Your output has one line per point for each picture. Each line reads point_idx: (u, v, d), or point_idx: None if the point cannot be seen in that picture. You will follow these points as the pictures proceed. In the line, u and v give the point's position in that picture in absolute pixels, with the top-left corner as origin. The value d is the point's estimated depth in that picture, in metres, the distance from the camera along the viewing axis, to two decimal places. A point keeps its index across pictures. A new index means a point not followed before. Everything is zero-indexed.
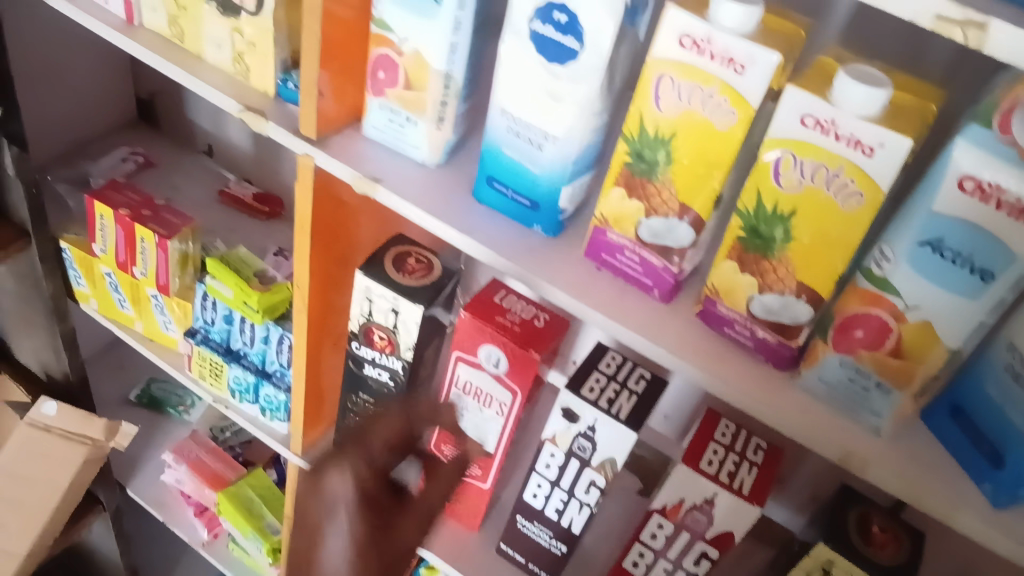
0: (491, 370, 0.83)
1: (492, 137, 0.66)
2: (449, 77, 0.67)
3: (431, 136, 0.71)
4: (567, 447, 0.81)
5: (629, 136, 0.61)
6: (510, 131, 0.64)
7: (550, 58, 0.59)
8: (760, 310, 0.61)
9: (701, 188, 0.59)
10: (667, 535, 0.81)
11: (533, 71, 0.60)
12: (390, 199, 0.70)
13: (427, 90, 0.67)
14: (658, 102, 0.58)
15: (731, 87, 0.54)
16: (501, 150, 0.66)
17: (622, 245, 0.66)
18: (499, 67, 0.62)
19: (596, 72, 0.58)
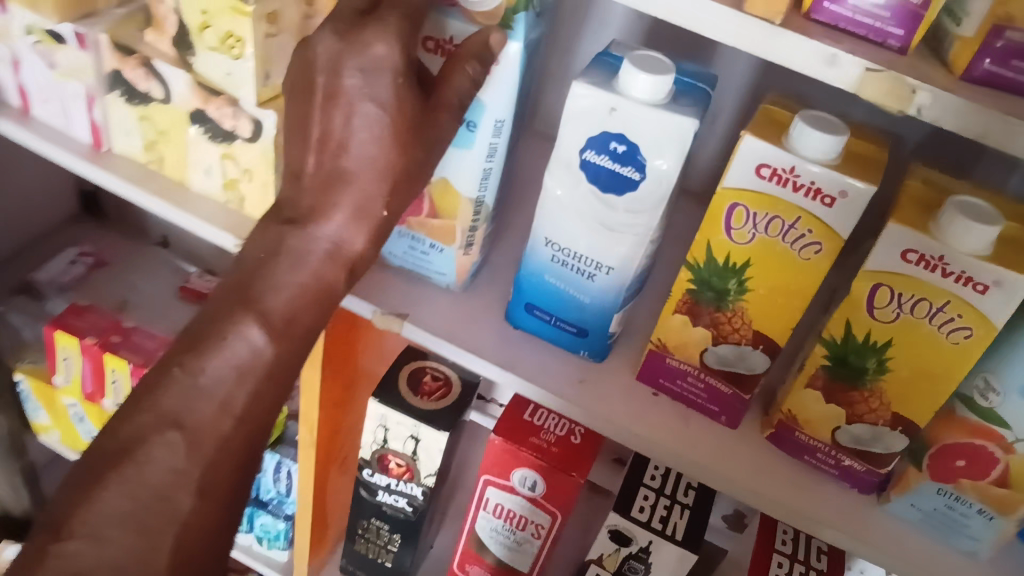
0: (526, 492, 0.77)
1: (534, 265, 0.60)
2: (481, 203, 0.61)
3: (458, 262, 0.64)
4: (615, 568, 0.76)
5: (693, 263, 0.55)
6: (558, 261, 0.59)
7: (604, 188, 0.54)
8: (848, 440, 0.57)
9: (780, 317, 0.54)
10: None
11: (585, 202, 0.55)
12: (418, 334, 0.63)
13: (457, 218, 0.61)
14: (730, 232, 0.53)
15: (817, 218, 0.50)
16: (544, 277, 0.61)
17: (683, 371, 0.61)
18: (546, 196, 0.57)
19: (659, 203, 0.53)
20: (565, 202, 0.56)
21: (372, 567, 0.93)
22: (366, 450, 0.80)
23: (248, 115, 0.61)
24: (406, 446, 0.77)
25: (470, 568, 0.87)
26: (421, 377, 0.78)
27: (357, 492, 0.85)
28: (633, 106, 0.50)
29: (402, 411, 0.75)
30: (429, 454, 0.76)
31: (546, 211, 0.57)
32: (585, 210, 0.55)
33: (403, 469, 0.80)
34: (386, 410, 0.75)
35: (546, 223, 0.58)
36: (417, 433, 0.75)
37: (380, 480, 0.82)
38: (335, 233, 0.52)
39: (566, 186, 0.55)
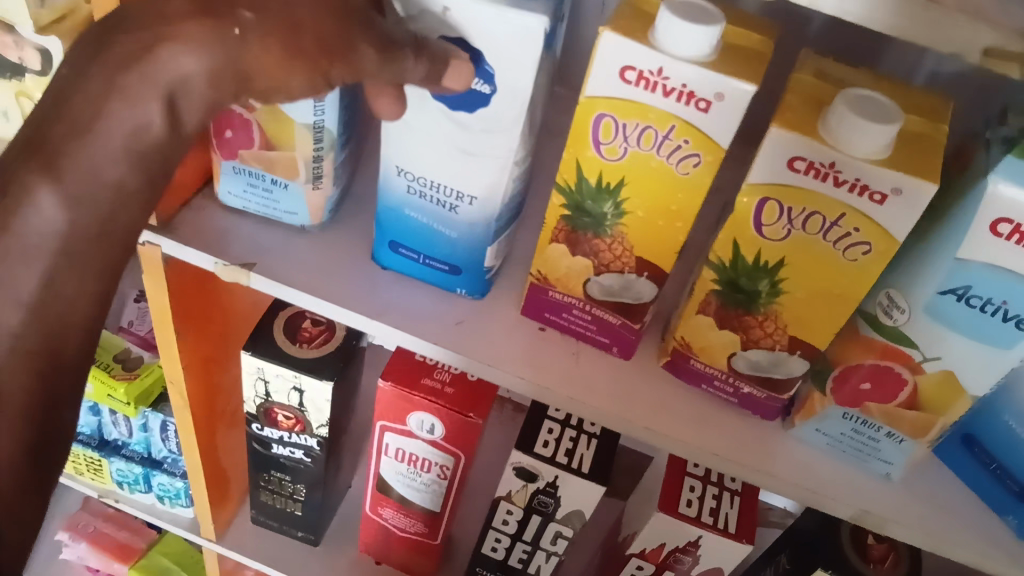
0: (425, 436, 0.71)
1: (391, 198, 0.53)
2: (321, 130, 0.52)
3: (310, 199, 0.56)
4: (526, 504, 0.72)
5: (564, 186, 0.48)
6: (415, 193, 0.51)
7: (453, 105, 0.46)
8: (745, 367, 0.52)
9: (664, 242, 0.48)
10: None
11: (434, 123, 0.48)
12: (271, 286, 0.55)
13: (296, 149, 0.53)
14: (599, 147, 0.45)
15: (695, 127, 0.43)
16: (404, 212, 0.53)
17: (568, 304, 0.54)
18: (390, 118, 0.49)
19: (515, 119, 0.46)
20: (412, 124, 0.48)
21: (283, 516, 0.88)
22: (250, 404, 0.73)
23: (31, 43, 0.51)
24: (291, 398, 0.71)
25: (380, 511, 0.83)
26: (299, 324, 0.71)
27: (250, 446, 0.79)
28: (468, 4, 0.42)
29: (280, 362, 0.68)
30: (316, 405, 0.70)
31: (394, 135, 0.49)
32: (436, 132, 0.48)
33: (293, 421, 0.73)
34: (262, 364, 0.68)
35: (396, 150, 0.50)
36: (300, 384, 0.69)
37: (271, 434, 0.76)
38: (179, 77, 0.39)
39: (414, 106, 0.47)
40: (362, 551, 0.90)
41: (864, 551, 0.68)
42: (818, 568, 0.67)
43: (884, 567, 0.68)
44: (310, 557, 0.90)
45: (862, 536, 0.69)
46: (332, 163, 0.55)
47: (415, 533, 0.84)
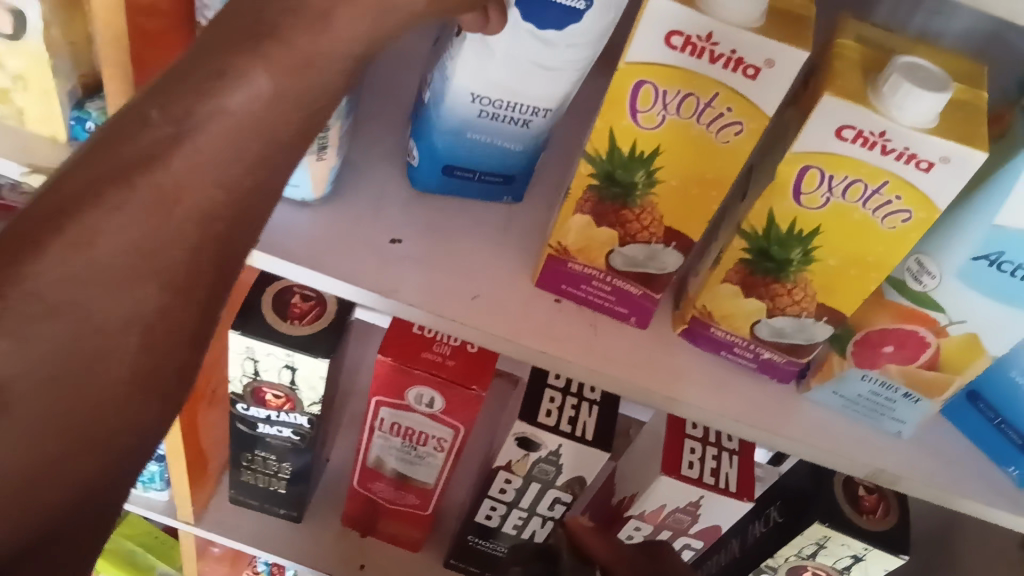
0: (424, 410, 0.70)
1: (452, 123, 0.54)
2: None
3: (314, 169, 0.53)
4: (526, 472, 0.72)
5: (594, 155, 0.46)
6: (485, 116, 0.52)
7: (542, 24, 0.47)
8: (767, 333, 0.52)
9: (696, 211, 0.47)
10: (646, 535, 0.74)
11: (520, 43, 0.48)
12: (275, 264, 0.52)
13: None
14: (636, 115, 0.44)
15: (739, 92, 0.42)
16: (467, 135, 0.54)
17: (587, 275, 0.53)
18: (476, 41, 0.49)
19: (601, 30, 0.48)
20: (495, 50, 0.49)
21: (265, 494, 0.85)
22: (236, 383, 0.70)
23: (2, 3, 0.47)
24: (282, 377, 0.68)
25: (370, 484, 0.81)
26: (288, 300, 0.68)
27: (234, 427, 0.75)
28: None
29: (271, 340, 0.65)
30: (310, 383, 0.68)
31: (471, 61, 0.50)
32: (521, 55, 0.49)
33: (283, 400, 0.71)
34: (253, 342, 0.65)
35: (472, 75, 0.51)
36: (292, 362, 0.66)
37: (257, 414, 0.73)
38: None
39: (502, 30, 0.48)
40: (348, 524, 0.89)
41: (857, 504, 0.70)
42: (815, 522, 0.68)
43: (876, 517, 0.70)
44: (294, 534, 0.88)
45: (854, 488, 0.71)
46: (338, 131, 0.52)
47: (405, 504, 0.83)
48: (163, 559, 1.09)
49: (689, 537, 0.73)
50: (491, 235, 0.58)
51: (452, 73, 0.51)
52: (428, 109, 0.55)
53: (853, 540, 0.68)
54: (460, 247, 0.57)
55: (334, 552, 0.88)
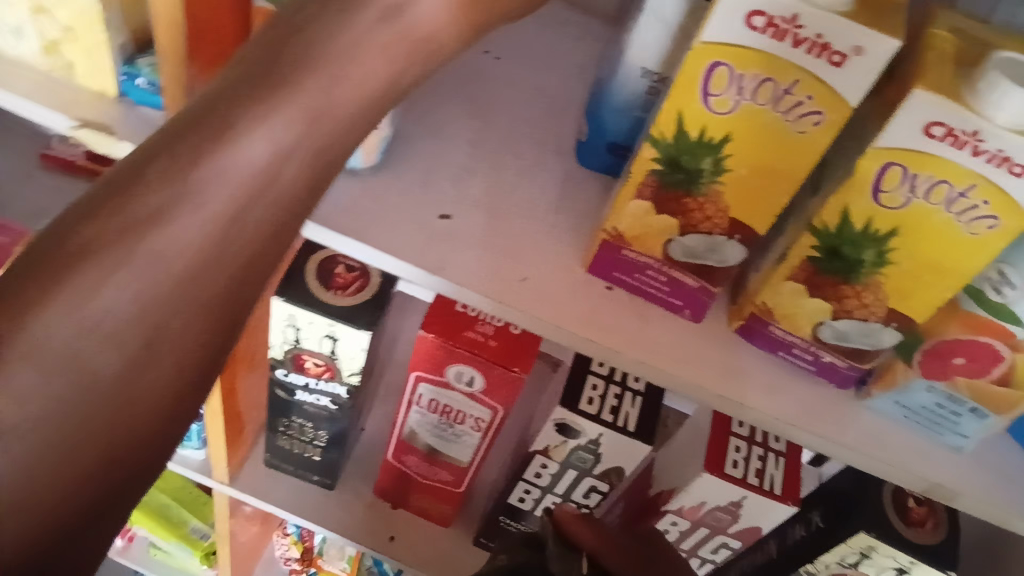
0: (463, 389, 0.69)
1: (622, 96, 0.53)
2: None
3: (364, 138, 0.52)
4: (563, 459, 0.70)
5: (658, 138, 0.44)
6: (657, 91, 0.52)
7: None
8: (830, 336, 0.49)
9: (765, 204, 0.45)
10: (682, 530, 0.72)
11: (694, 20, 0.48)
12: (322, 234, 0.52)
13: None
14: (707, 98, 0.41)
15: (821, 80, 0.39)
16: (634, 110, 0.54)
17: (642, 264, 0.51)
18: (651, 15, 0.49)
19: None
20: (672, 21, 0.48)
21: (299, 460, 0.85)
22: (277, 350, 0.69)
23: None
24: (322, 346, 0.67)
25: (403, 458, 0.80)
26: (332, 270, 0.66)
27: (272, 392, 0.75)
28: None
29: (313, 309, 0.64)
30: (350, 354, 0.67)
31: (647, 33, 0.50)
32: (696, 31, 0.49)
33: (322, 369, 0.70)
34: (295, 311, 0.64)
35: (643, 46, 0.50)
36: (333, 332, 0.65)
37: (296, 381, 0.72)
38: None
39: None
40: (379, 495, 0.89)
41: (905, 515, 0.67)
42: (862, 532, 0.65)
43: (925, 529, 0.67)
44: (326, 501, 0.88)
45: (903, 499, 0.68)
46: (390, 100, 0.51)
47: (438, 480, 0.82)
48: (195, 515, 1.11)
49: (727, 536, 0.71)
50: (542, 216, 0.56)
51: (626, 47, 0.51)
52: (603, 82, 0.55)
53: (898, 553, 0.65)
54: (510, 227, 0.55)
55: (364, 522, 0.88)
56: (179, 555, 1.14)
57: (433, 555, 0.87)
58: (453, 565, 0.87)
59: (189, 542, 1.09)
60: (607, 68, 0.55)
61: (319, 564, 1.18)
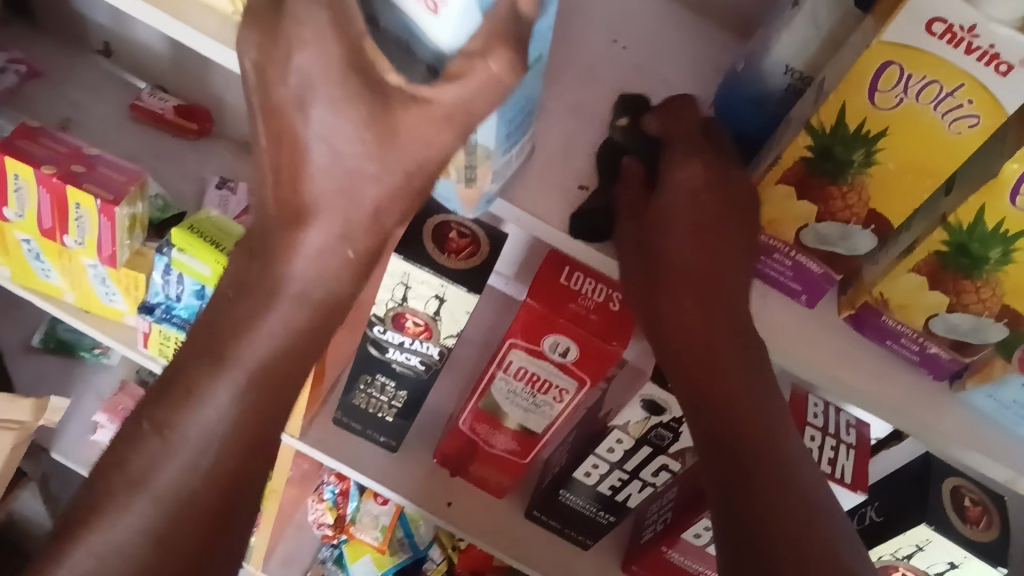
0: (556, 359, 0.71)
1: (760, 90, 0.57)
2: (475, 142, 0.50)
3: (464, 193, 0.55)
4: (640, 436, 0.74)
5: (816, 127, 0.48)
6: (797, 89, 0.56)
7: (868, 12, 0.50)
8: (941, 327, 0.54)
9: (905, 195, 0.49)
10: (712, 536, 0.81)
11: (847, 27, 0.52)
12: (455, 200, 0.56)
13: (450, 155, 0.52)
14: (872, 94, 0.45)
15: (983, 86, 0.43)
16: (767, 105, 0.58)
17: (771, 248, 0.55)
18: (802, 20, 0.53)
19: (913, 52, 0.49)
20: (822, 27, 0.52)
21: (372, 420, 0.88)
22: (380, 307, 0.72)
23: None
24: (428, 306, 0.71)
25: (477, 425, 0.84)
26: (446, 234, 0.70)
27: (363, 349, 0.78)
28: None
29: (430, 269, 0.68)
30: (454, 316, 0.71)
31: (796, 35, 0.54)
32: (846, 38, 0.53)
33: (422, 328, 0.74)
34: (412, 269, 0.68)
35: (791, 47, 0.54)
36: (443, 294, 0.69)
37: (392, 338, 0.75)
38: None
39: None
40: (439, 461, 0.92)
41: (962, 514, 0.71)
42: (923, 526, 0.69)
43: (980, 528, 0.71)
44: (389, 462, 0.91)
45: (960, 499, 0.72)
46: (488, 170, 0.52)
47: (504, 449, 0.85)
48: None
49: None
50: None
51: (774, 46, 0.55)
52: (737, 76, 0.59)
53: (955, 548, 0.69)
54: None
55: (424, 485, 0.91)
56: None
57: (488, 523, 0.91)
58: (506, 532, 0.91)
59: None
60: (745, 65, 0.59)
61: (350, 531, 1.20)
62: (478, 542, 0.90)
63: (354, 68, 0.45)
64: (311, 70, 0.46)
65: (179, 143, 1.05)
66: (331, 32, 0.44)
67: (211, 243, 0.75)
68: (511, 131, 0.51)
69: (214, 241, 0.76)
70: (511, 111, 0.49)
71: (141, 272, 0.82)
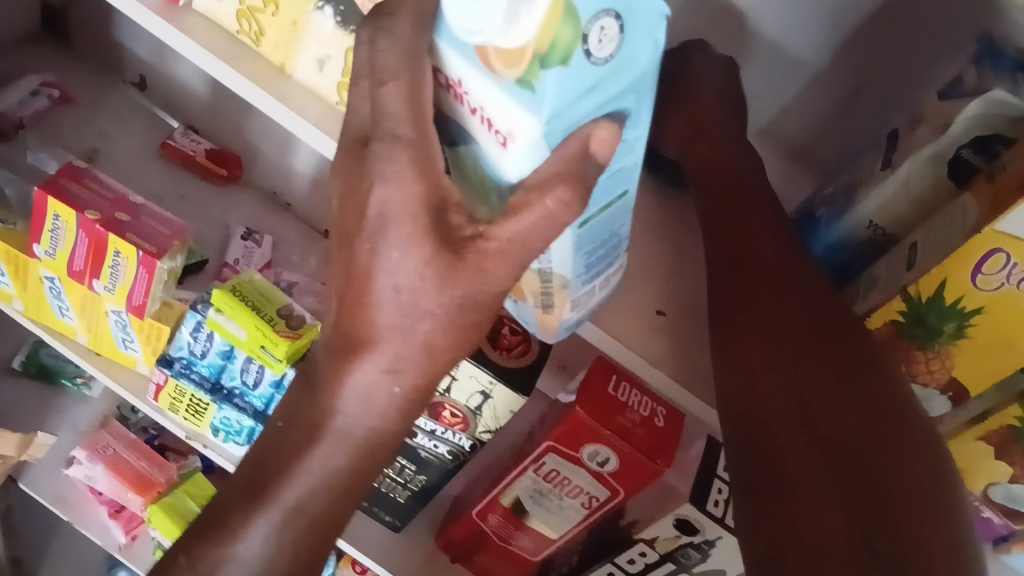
0: (592, 467, 0.70)
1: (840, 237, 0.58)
2: (552, 271, 0.48)
3: (541, 321, 0.52)
4: (666, 551, 0.73)
5: (913, 295, 0.49)
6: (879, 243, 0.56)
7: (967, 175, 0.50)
8: (1000, 496, 0.55)
9: (990, 370, 0.50)
10: None
11: (937, 193, 0.52)
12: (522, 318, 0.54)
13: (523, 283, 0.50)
14: (975, 274, 0.46)
15: None
16: (845, 254, 0.58)
17: None
18: (893, 180, 0.54)
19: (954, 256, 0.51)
20: (912, 189, 0.53)
21: (382, 499, 0.86)
22: None
23: None
24: (470, 400, 0.70)
25: (490, 517, 0.82)
26: (499, 330, 0.69)
27: None
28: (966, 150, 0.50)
29: (481, 366, 0.67)
30: (496, 413, 0.70)
31: (884, 192, 0.54)
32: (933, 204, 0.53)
33: (457, 419, 0.72)
34: (463, 363, 0.67)
35: (877, 202, 0.55)
36: (489, 390, 0.69)
37: (424, 425, 0.74)
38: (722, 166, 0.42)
39: (920, 163, 0.52)
40: (441, 547, 0.90)
41: None
42: None
43: None
44: (391, 543, 0.89)
45: None
46: (565, 298, 0.50)
47: (514, 543, 0.83)
48: None
49: None
50: None
51: (860, 199, 0.56)
52: (821, 222, 0.60)
53: None
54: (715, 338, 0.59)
55: (425, 570, 0.89)
56: None
57: None
58: None
59: None
60: (828, 212, 0.60)
61: None
62: None
63: (433, 193, 0.41)
64: (391, 205, 0.42)
65: (206, 187, 1.04)
66: (411, 167, 0.42)
67: (252, 309, 0.73)
68: (591, 263, 0.49)
69: (254, 305, 0.74)
70: (587, 242, 0.47)
71: (167, 324, 0.79)
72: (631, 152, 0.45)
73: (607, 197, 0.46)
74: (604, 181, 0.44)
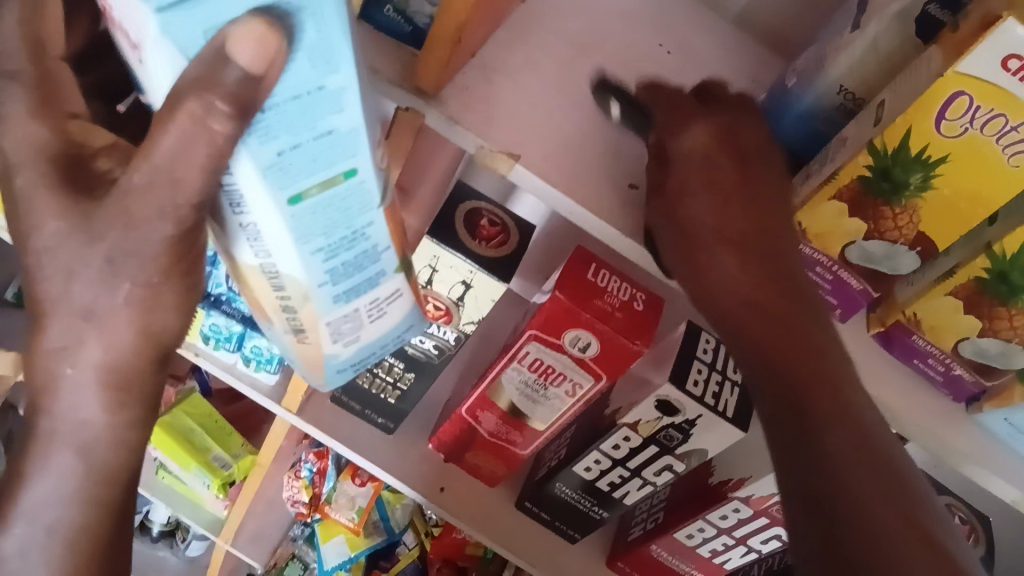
0: (574, 354, 0.72)
1: (810, 105, 0.57)
2: (278, 279, 0.44)
3: (299, 346, 0.51)
4: (650, 435, 0.75)
5: (878, 147, 0.48)
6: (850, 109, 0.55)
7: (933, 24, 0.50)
8: (970, 351, 0.57)
9: (955, 222, 0.51)
10: (705, 537, 0.82)
11: (905, 52, 0.52)
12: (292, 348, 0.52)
13: (257, 293, 0.47)
14: (939, 122, 0.46)
15: None
16: (814, 124, 0.57)
17: (814, 261, 0.57)
18: (862, 42, 0.53)
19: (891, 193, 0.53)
20: (882, 49, 0.52)
21: (372, 401, 0.87)
22: None
23: None
24: (451, 291, 0.71)
25: (479, 415, 0.83)
26: (477, 221, 0.70)
27: None
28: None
29: (460, 255, 0.68)
30: (478, 302, 0.71)
31: (854, 55, 0.54)
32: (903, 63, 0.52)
33: (441, 312, 0.73)
34: (442, 253, 0.67)
35: (846, 65, 0.54)
36: (470, 280, 0.69)
37: None
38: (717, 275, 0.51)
39: (888, 22, 0.52)
40: (434, 447, 0.92)
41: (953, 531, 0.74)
42: None
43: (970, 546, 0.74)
44: (384, 444, 0.91)
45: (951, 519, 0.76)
46: (308, 312, 0.47)
47: (505, 439, 0.85)
48: (219, 443, 1.11)
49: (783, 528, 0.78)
50: None
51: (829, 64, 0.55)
52: (787, 93, 0.59)
53: None
54: None
55: (419, 469, 0.91)
56: (196, 484, 1.18)
57: (476, 510, 0.92)
58: (496, 522, 0.92)
59: (209, 470, 1.11)
60: (795, 83, 0.58)
61: (324, 510, 1.16)
62: (466, 528, 0.90)
63: None
64: None
65: None
66: None
67: None
68: (336, 271, 0.45)
69: None
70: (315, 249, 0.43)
71: None
72: (340, 112, 0.38)
73: (324, 173, 0.40)
74: (304, 145, 0.38)
